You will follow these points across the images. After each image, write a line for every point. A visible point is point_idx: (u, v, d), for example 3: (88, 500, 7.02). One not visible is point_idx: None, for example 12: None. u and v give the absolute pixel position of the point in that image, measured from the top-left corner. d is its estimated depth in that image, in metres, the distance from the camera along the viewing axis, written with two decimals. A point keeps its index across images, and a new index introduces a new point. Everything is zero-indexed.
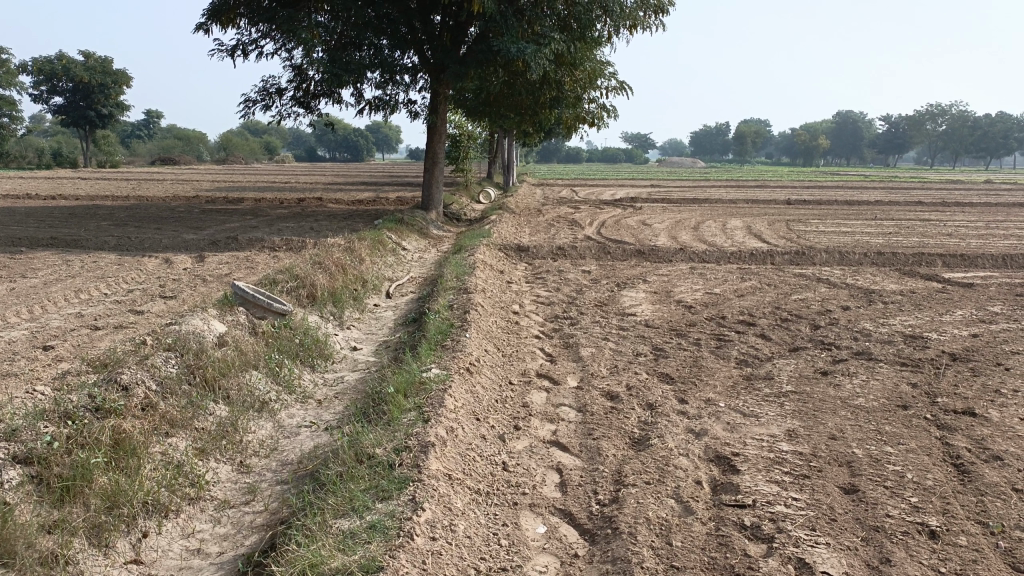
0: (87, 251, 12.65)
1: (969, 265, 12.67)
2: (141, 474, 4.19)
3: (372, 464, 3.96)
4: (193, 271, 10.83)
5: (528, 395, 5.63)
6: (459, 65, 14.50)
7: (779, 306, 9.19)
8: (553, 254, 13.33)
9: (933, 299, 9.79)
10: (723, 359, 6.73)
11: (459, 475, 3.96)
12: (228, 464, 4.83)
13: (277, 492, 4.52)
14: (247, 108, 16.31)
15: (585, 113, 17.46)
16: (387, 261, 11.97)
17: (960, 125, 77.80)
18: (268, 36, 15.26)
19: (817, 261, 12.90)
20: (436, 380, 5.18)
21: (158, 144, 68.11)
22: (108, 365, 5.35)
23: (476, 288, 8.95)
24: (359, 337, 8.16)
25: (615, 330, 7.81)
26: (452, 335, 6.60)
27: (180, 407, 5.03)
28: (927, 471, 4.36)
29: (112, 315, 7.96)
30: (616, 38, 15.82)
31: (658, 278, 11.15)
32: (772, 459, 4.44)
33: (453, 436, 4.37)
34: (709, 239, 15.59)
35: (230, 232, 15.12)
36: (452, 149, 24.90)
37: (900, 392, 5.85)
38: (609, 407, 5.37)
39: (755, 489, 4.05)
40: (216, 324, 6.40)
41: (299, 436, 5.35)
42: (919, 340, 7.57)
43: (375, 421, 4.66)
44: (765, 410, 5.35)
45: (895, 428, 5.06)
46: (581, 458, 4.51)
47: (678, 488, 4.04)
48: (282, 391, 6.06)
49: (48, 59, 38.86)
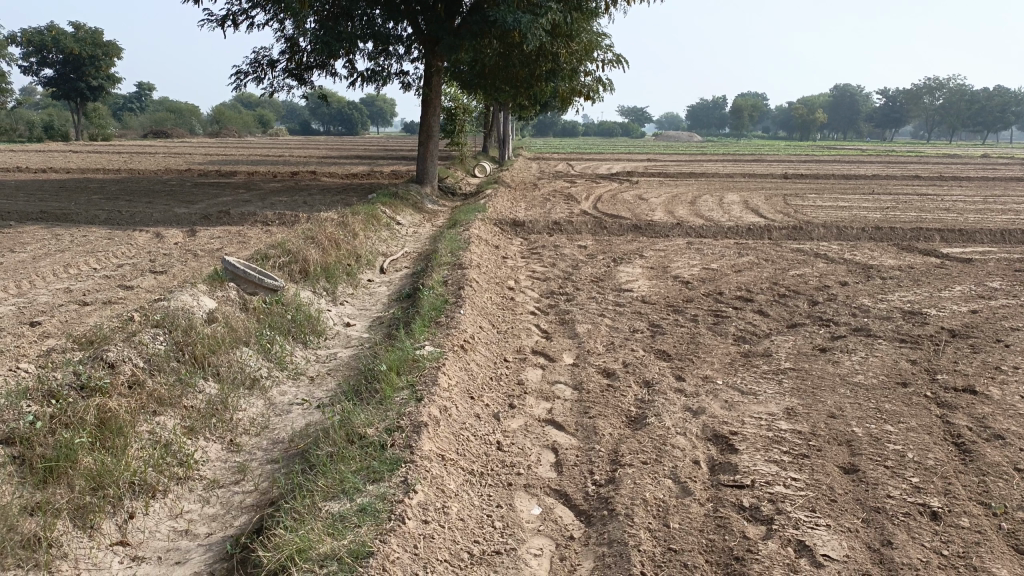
0: (77, 225, 12.46)
1: (967, 240, 12.59)
2: (128, 454, 4.11)
3: (363, 444, 3.87)
4: (184, 246, 10.67)
5: (523, 372, 5.55)
6: (454, 37, 14.21)
7: (777, 282, 9.08)
8: (549, 229, 13.20)
9: (931, 275, 9.69)
10: (720, 335, 6.65)
11: (452, 455, 3.88)
12: (217, 443, 4.76)
13: (268, 471, 4.44)
14: (238, 80, 16.03)
15: (581, 86, 17.23)
16: (381, 236, 11.82)
17: (958, 99, 77.32)
18: (259, 6, 14.96)
19: (814, 236, 12.80)
20: (429, 358, 5.08)
21: (150, 117, 67.39)
22: (94, 342, 5.23)
23: (470, 263, 8.84)
24: (352, 312, 8.05)
25: (611, 306, 7.72)
26: (446, 311, 6.50)
27: (168, 384, 4.93)
28: (928, 450, 4.30)
29: (101, 290, 7.83)
30: (614, 9, 15.54)
31: (655, 253, 11.05)
32: (770, 439, 4.37)
33: (447, 415, 4.27)
34: (706, 214, 15.46)
35: (222, 206, 14.93)
36: (447, 122, 24.63)
37: (899, 370, 5.77)
38: (606, 385, 5.29)
39: (754, 468, 3.98)
40: (206, 300, 6.27)
41: (290, 414, 5.27)
42: (919, 316, 7.49)
43: (367, 400, 4.57)
44: (763, 388, 5.27)
45: (896, 406, 4.98)
46: (576, 437, 4.43)
47: (675, 469, 3.97)
48: (274, 368, 5.96)
49: (37, 29, 38.10)
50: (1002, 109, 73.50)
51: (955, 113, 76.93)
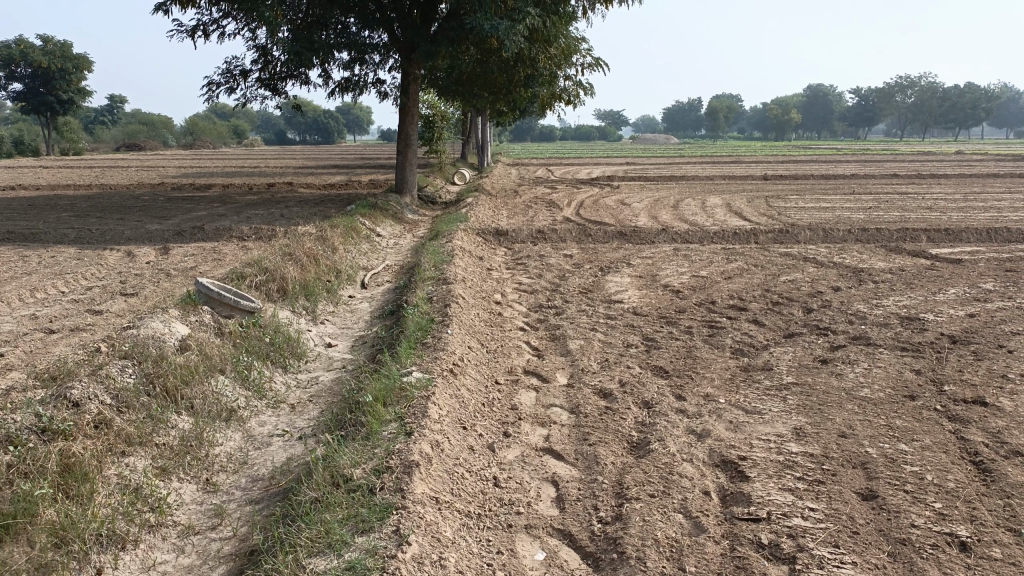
0: (45, 245, 12.06)
1: (953, 240, 12.49)
2: (95, 503, 3.81)
3: (350, 488, 3.58)
4: (157, 265, 10.32)
5: (516, 395, 5.28)
6: (430, 44, 13.91)
7: (769, 289, 8.88)
8: (533, 238, 12.95)
9: (923, 277, 9.53)
10: (718, 348, 6.42)
11: (447, 497, 3.60)
12: (193, 483, 4.45)
13: (248, 513, 4.13)
14: (210, 92, 15.67)
15: (560, 91, 17.03)
16: (362, 249, 11.51)
17: (929, 96, 78.08)
18: (230, 16, 14.63)
19: (801, 239, 12.63)
20: (418, 386, 4.78)
21: (123, 129, 66.53)
22: (57, 376, 4.88)
23: (455, 277, 8.55)
24: (333, 332, 7.74)
25: (603, 319, 7.46)
26: (433, 331, 6.22)
27: (138, 422, 4.61)
28: (947, 471, 4.08)
29: (68, 316, 7.48)
30: (591, 13, 15.36)
31: (642, 261, 10.83)
32: (782, 464, 4.13)
33: (439, 451, 3.99)
34: (690, 218, 15.30)
35: (197, 221, 14.54)
36: (425, 130, 24.37)
37: (905, 381, 5.56)
38: (604, 408, 5.03)
39: (768, 499, 3.74)
40: (179, 327, 5.93)
41: (271, 448, 4.97)
42: (917, 322, 7.32)
43: (352, 434, 4.26)
44: (767, 406, 5.03)
45: (906, 422, 4.77)
46: (577, 468, 4.17)
47: (685, 502, 3.72)
48: (252, 397, 5.66)
49: (4, 43, 37.20)
50: (972, 105, 74.20)
51: (927, 110, 77.66)
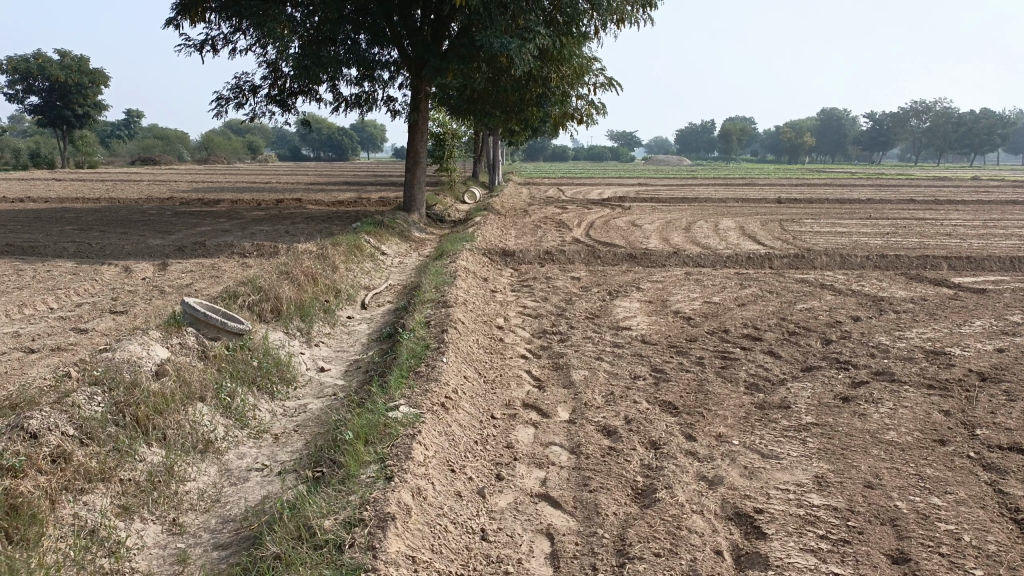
0: (42, 259, 11.80)
1: (976, 268, 12.05)
2: (41, 549, 3.46)
3: (319, 543, 3.21)
4: (152, 282, 10.02)
5: (513, 432, 4.90)
6: (440, 60, 13.70)
7: (785, 317, 8.49)
8: (541, 260, 12.60)
9: (946, 307, 9.11)
10: (731, 382, 6.01)
11: (426, 556, 3.23)
12: (157, 524, 4.09)
13: (212, 561, 3.75)
14: (219, 106, 15.50)
15: (572, 110, 16.79)
16: (364, 268, 11.19)
17: (944, 121, 77.63)
18: (240, 31, 14.48)
19: (817, 264, 12.22)
20: (404, 424, 4.40)
21: (138, 143, 66.96)
22: (17, 405, 4.54)
23: (457, 300, 8.20)
24: (327, 355, 7.39)
25: (609, 348, 7.07)
26: (427, 359, 5.86)
27: (102, 455, 4.26)
28: (987, 531, 3.66)
29: (52, 334, 7.16)
30: (604, 32, 15.11)
31: (653, 285, 10.46)
32: (803, 519, 3.73)
33: (421, 500, 3.62)
34: (703, 241, 14.93)
35: (199, 236, 14.28)
36: (436, 148, 24.16)
37: (934, 424, 5.13)
38: (606, 448, 4.64)
39: (788, 561, 3.34)
40: (159, 350, 5.60)
41: (248, 484, 4.61)
42: (943, 356, 6.90)
43: (328, 477, 3.90)
44: (786, 449, 4.63)
45: (938, 471, 4.35)
46: (575, 518, 3.78)
47: (695, 563, 3.34)
48: (233, 427, 5.31)
49: (24, 57, 37.52)
50: (988, 131, 73.55)
51: (942, 136, 77.06)
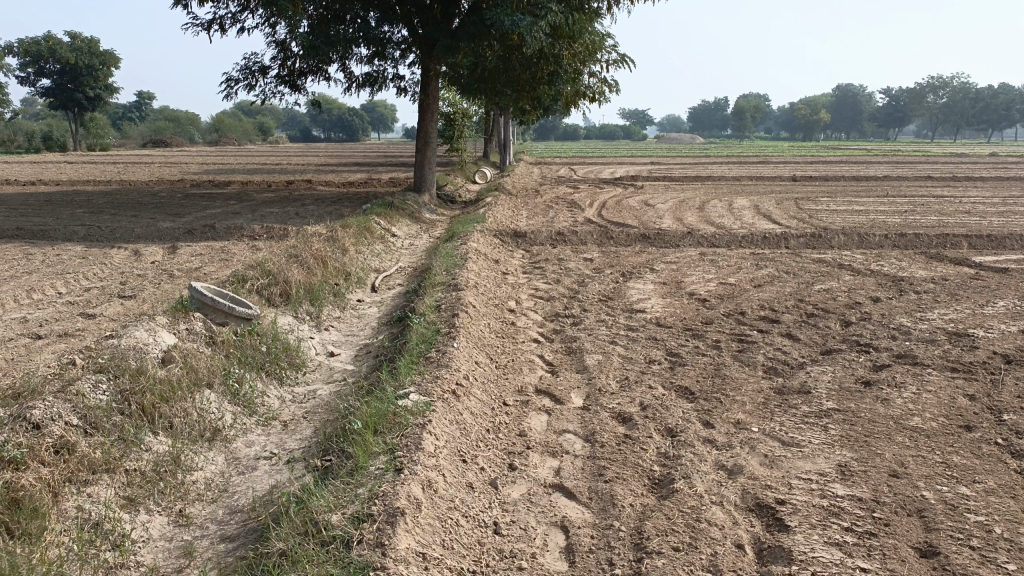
0: (52, 243, 11.74)
1: (997, 246, 11.78)
2: (43, 543, 3.37)
3: (325, 539, 3.12)
4: (161, 266, 9.94)
5: (525, 419, 4.80)
6: (450, 39, 13.49)
7: (803, 298, 8.31)
8: (553, 240, 12.45)
9: (968, 287, 8.90)
10: (749, 366, 5.87)
11: (436, 552, 3.13)
12: (164, 515, 4.01)
13: (219, 553, 3.66)
14: (227, 88, 15.36)
15: (583, 88, 16.53)
16: (375, 250, 11.08)
17: (962, 96, 76.29)
18: (248, 10, 14.29)
19: (834, 244, 11.99)
20: (413, 412, 4.30)
21: (149, 125, 66.94)
22: (21, 395, 4.45)
23: (467, 283, 8.07)
24: (337, 339, 7.28)
25: (623, 331, 6.93)
26: (438, 344, 5.74)
27: (107, 445, 4.18)
28: (1019, 523, 3.51)
29: (61, 320, 7.11)
30: (616, 8, 14.81)
31: (667, 266, 10.29)
32: (827, 510, 3.60)
33: (431, 493, 3.52)
34: (717, 220, 14.70)
35: (209, 219, 14.20)
36: (446, 128, 23.93)
37: (960, 409, 4.98)
38: (622, 436, 4.51)
39: (812, 556, 3.21)
40: (165, 336, 5.50)
41: (256, 472, 4.53)
42: (966, 338, 6.71)
43: (336, 469, 3.80)
44: (807, 437, 4.50)
45: (965, 459, 4.21)
46: (591, 510, 3.67)
47: (715, 559, 3.22)
48: (241, 414, 5.23)
49: (33, 40, 37.39)
50: (1007, 107, 72.26)
51: (959, 111, 75.84)
